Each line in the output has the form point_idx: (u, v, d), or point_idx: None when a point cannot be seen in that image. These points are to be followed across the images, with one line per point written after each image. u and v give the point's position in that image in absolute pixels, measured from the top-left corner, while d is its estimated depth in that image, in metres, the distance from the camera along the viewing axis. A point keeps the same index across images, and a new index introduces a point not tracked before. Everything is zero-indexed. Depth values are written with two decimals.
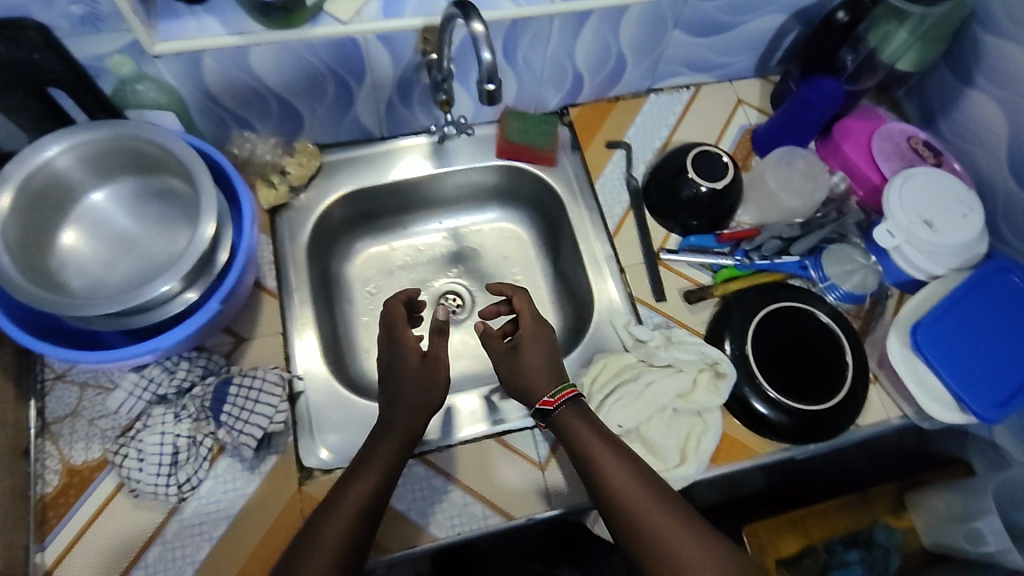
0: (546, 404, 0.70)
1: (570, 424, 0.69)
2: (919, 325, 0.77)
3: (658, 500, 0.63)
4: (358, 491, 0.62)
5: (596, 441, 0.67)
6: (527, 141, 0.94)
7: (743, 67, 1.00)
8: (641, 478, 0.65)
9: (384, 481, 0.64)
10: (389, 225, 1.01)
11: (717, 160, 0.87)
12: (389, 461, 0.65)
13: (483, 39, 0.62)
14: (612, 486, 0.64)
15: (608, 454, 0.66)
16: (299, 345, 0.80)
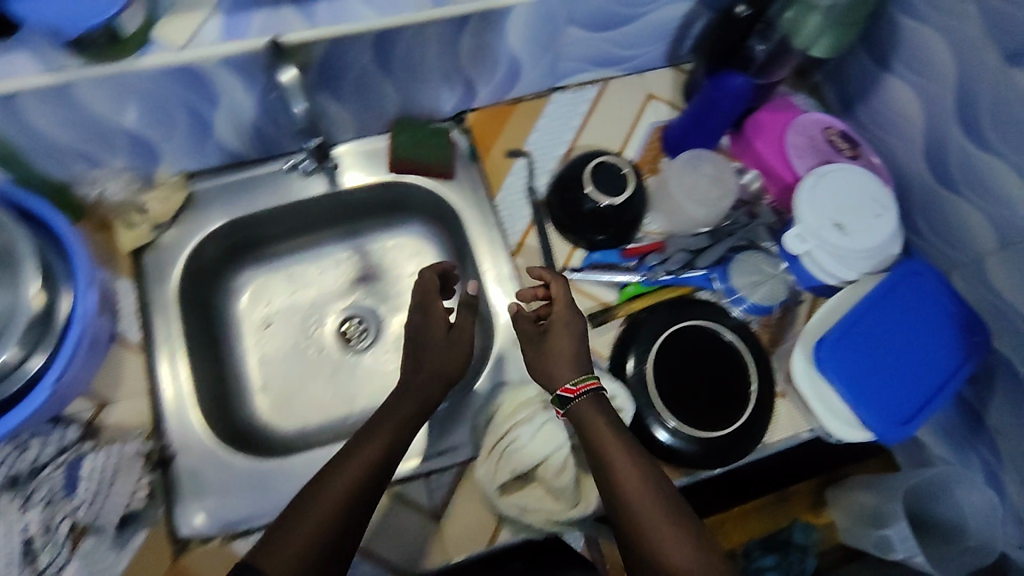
0: (565, 393, 0.68)
1: (585, 412, 0.66)
2: (822, 342, 0.75)
3: (658, 490, 0.62)
4: (354, 473, 0.62)
5: (603, 424, 0.65)
6: (416, 155, 0.86)
7: (652, 58, 0.93)
8: (639, 464, 0.63)
9: (377, 473, 0.62)
10: (281, 250, 0.92)
11: (616, 169, 0.81)
12: (383, 454, 0.64)
13: (294, 93, 0.64)
14: (611, 469, 0.63)
15: (607, 434, 0.65)
16: (171, 403, 0.74)
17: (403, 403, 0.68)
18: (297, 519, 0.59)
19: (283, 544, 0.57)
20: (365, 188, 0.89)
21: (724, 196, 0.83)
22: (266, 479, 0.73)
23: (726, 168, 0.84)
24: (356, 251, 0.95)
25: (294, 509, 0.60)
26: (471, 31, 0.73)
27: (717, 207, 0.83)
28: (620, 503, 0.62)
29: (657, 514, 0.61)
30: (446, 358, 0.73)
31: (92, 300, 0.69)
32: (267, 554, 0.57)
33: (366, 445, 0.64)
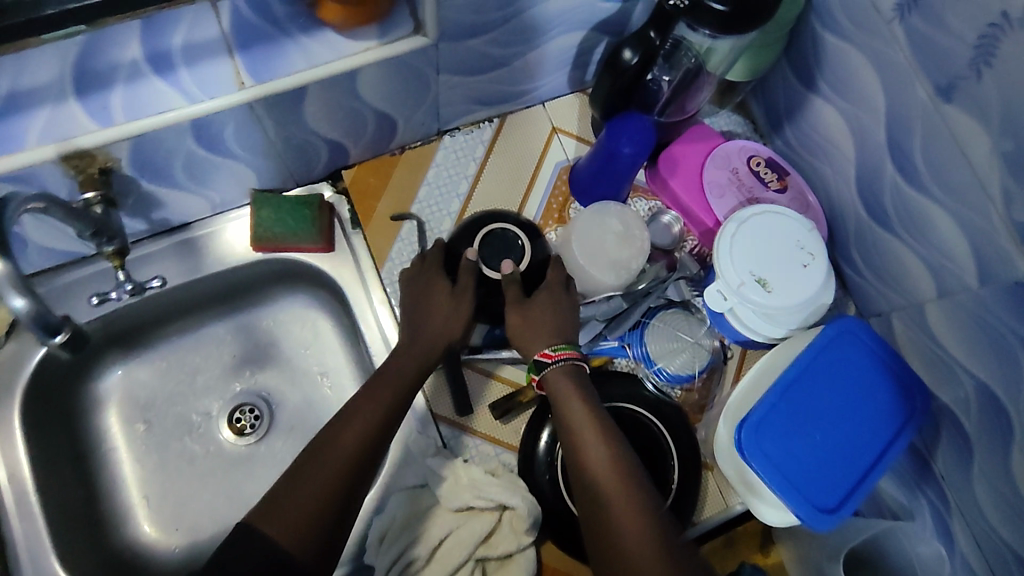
0: (543, 358, 0.65)
1: (560, 384, 0.64)
2: (745, 423, 0.66)
3: (621, 468, 0.56)
4: (359, 430, 0.60)
5: (575, 401, 0.62)
6: (282, 233, 0.75)
7: (553, 87, 0.82)
8: (608, 441, 0.58)
9: (381, 428, 0.61)
10: (155, 339, 0.82)
11: (508, 237, 0.71)
12: (387, 409, 0.62)
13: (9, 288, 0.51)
14: (579, 444, 0.59)
15: (576, 411, 0.61)
16: (23, 545, 0.68)
17: (406, 358, 0.67)
18: (306, 475, 0.56)
19: (290, 501, 0.54)
20: (235, 267, 0.79)
21: (632, 256, 0.72)
22: None
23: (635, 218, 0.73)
24: (240, 329, 0.85)
25: (301, 464, 0.57)
26: (312, 100, 0.62)
27: (627, 269, 0.72)
28: (582, 484, 0.56)
29: (616, 495, 0.54)
30: (444, 319, 0.69)
31: None
32: (276, 510, 0.54)
33: (370, 401, 0.63)
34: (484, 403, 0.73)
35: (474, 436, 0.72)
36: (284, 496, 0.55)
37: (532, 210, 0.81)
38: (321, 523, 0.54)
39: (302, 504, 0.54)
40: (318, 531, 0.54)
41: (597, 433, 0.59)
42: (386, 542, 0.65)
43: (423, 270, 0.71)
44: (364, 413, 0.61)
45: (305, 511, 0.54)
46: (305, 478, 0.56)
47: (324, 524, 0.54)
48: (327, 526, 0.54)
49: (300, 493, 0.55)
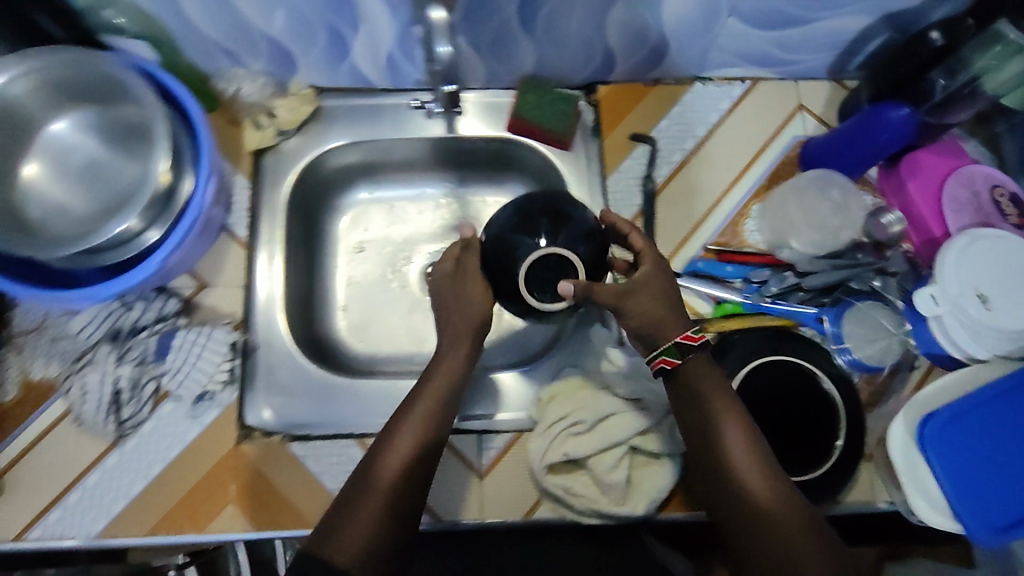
0: (689, 340, 0.63)
1: (698, 378, 0.63)
2: (931, 419, 0.69)
3: (765, 462, 0.61)
4: (399, 453, 0.62)
5: (713, 381, 0.63)
6: (538, 119, 0.83)
7: (815, 66, 0.85)
8: (750, 437, 0.62)
9: (431, 432, 0.65)
10: (389, 180, 0.93)
11: (539, 247, 0.69)
12: (431, 418, 0.65)
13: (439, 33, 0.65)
14: (722, 437, 0.62)
15: (716, 401, 0.62)
16: (262, 300, 0.78)
17: (439, 365, 0.68)
18: (365, 500, 0.60)
19: (355, 526, 0.58)
20: (483, 140, 0.87)
21: (841, 227, 0.79)
22: (330, 388, 0.78)
23: (855, 198, 0.80)
24: (458, 199, 0.95)
25: (358, 485, 0.61)
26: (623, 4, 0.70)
27: (833, 235, 0.79)
28: (725, 473, 0.61)
29: (767, 491, 0.60)
30: (474, 305, 0.71)
31: (211, 188, 0.72)
32: (327, 543, 0.58)
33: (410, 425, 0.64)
34: None
35: None
36: (345, 529, 0.58)
37: (758, 171, 0.84)
38: (397, 520, 0.60)
39: (360, 538, 0.58)
40: (375, 553, 0.58)
41: (739, 428, 0.62)
42: (556, 402, 0.74)
43: (441, 281, 0.73)
44: (413, 422, 0.64)
45: (365, 539, 0.58)
46: (362, 506, 0.59)
47: (393, 527, 0.59)
48: (396, 523, 0.60)
49: (366, 508, 0.59)
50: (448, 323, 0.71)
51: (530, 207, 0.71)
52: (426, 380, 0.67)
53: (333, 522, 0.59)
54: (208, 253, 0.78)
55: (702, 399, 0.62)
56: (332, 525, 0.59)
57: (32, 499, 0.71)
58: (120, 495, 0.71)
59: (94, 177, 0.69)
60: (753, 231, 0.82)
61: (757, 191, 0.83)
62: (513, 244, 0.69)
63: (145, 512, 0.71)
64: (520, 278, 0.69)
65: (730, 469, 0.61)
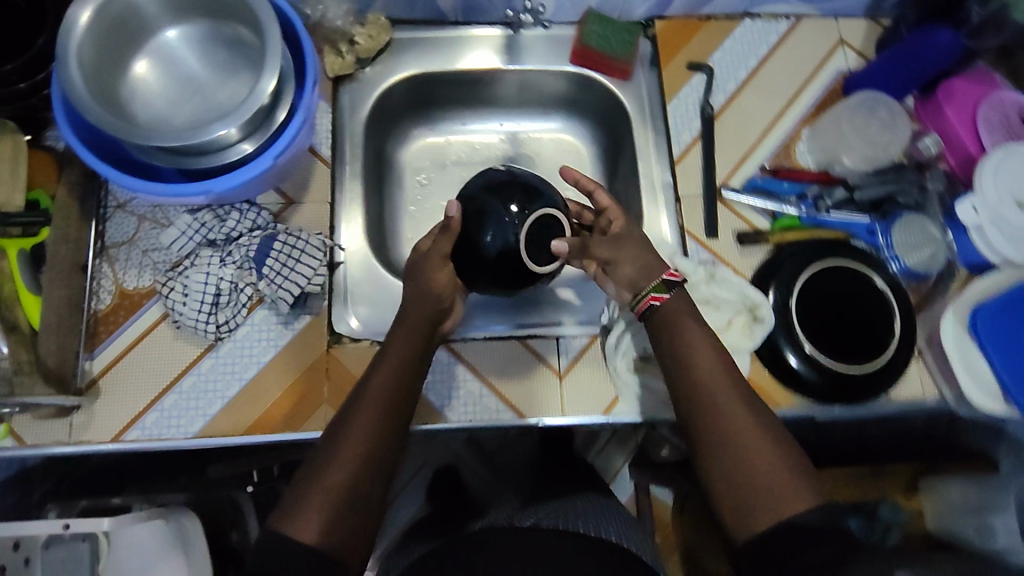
0: (672, 277, 0.66)
1: (679, 319, 0.64)
2: (980, 309, 0.76)
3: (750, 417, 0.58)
4: (365, 418, 0.59)
5: (698, 332, 0.63)
6: (604, 47, 0.88)
7: (856, 4, 0.91)
8: (738, 395, 0.60)
9: (390, 405, 0.61)
10: (449, 115, 0.97)
11: (508, 215, 0.69)
12: (394, 381, 0.62)
13: None
14: (707, 394, 0.60)
15: (701, 361, 0.61)
16: (344, 217, 0.81)
17: (400, 330, 0.67)
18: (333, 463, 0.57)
19: (317, 497, 0.55)
20: (547, 72, 0.91)
21: (891, 143, 0.85)
22: None
23: (902, 117, 0.85)
24: (515, 137, 0.99)
25: (322, 454, 0.58)
26: None
27: (884, 150, 0.85)
28: (706, 429, 0.59)
29: (750, 442, 0.57)
30: (434, 279, 0.69)
31: (314, 100, 0.74)
32: (293, 516, 0.54)
33: (375, 388, 0.62)
34: (731, 234, 0.83)
35: (713, 258, 0.83)
36: (309, 497, 0.55)
37: (806, 99, 0.89)
38: (362, 490, 0.56)
39: (326, 504, 0.54)
40: (342, 527, 0.54)
41: (724, 388, 0.60)
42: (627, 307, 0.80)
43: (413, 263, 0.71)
44: (372, 390, 0.62)
45: (331, 511, 0.54)
46: (327, 472, 0.56)
47: (356, 498, 0.56)
48: (360, 492, 0.56)
49: (332, 472, 0.56)
50: (410, 310, 0.68)
51: (499, 181, 0.72)
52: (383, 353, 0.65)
53: (295, 495, 0.56)
54: (294, 170, 0.81)
55: (688, 358, 0.62)
56: (294, 497, 0.56)
57: (130, 400, 0.73)
58: (216, 398, 0.73)
59: (195, 88, 0.73)
60: (804, 152, 0.87)
61: (807, 116, 0.88)
62: (485, 211, 0.70)
63: (240, 412, 0.73)
64: (522, 249, 0.68)
65: (714, 428, 0.58)
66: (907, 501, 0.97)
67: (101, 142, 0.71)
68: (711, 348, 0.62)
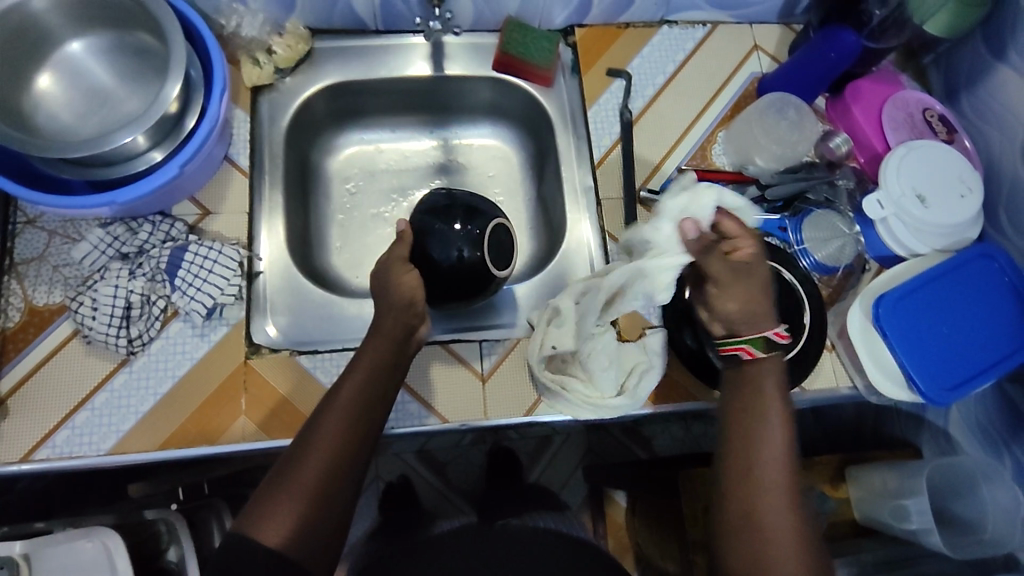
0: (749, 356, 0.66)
1: (754, 376, 0.65)
2: (883, 299, 0.78)
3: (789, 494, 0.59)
4: (334, 427, 0.61)
5: (773, 399, 0.64)
6: (524, 55, 0.89)
7: (767, 9, 0.94)
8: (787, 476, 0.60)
9: (358, 416, 0.62)
10: (376, 124, 0.98)
11: (453, 234, 0.73)
12: (362, 400, 0.63)
13: None
14: (756, 460, 0.61)
15: (767, 433, 0.62)
16: (265, 228, 0.81)
17: (377, 339, 0.68)
18: (298, 467, 0.59)
19: (286, 499, 0.57)
20: (470, 80, 0.93)
21: (800, 142, 0.88)
22: (333, 308, 0.81)
23: (809, 116, 0.89)
24: (445, 143, 1.00)
25: (291, 464, 0.59)
26: None
27: (793, 149, 0.88)
28: (742, 494, 0.60)
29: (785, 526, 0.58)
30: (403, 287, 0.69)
31: (222, 108, 0.74)
32: (259, 518, 0.56)
33: (347, 397, 0.63)
34: None
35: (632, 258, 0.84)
36: (274, 503, 0.57)
37: (721, 102, 0.92)
38: (323, 510, 0.57)
39: (291, 513, 0.56)
40: (304, 535, 0.56)
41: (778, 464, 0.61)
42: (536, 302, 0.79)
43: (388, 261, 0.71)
44: (344, 398, 0.63)
45: (294, 517, 0.56)
46: (295, 482, 0.58)
47: (321, 514, 0.57)
48: (325, 511, 0.58)
49: (297, 484, 0.58)
50: (382, 319, 0.69)
51: (443, 205, 0.75)
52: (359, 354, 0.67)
53: (265, 491, 0.58)
54: (212, 180, 0.81)
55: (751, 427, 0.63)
56: (260, 499, 0.58)
57: (38, 420, 0.71)
58: (129, 413, 0.72)
59: (103, 99, 0.72)
60: (719, 154, 0.90)
61: (722, 119, 0.91)
62: (429, 234, 0.73)
63: (154, 426, 0.72)
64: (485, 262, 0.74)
65: (755, 499, 0.59)
66: (833, 491, 0.99)
67: (1, 156, 0.69)
68: (782, 419, 0.63)
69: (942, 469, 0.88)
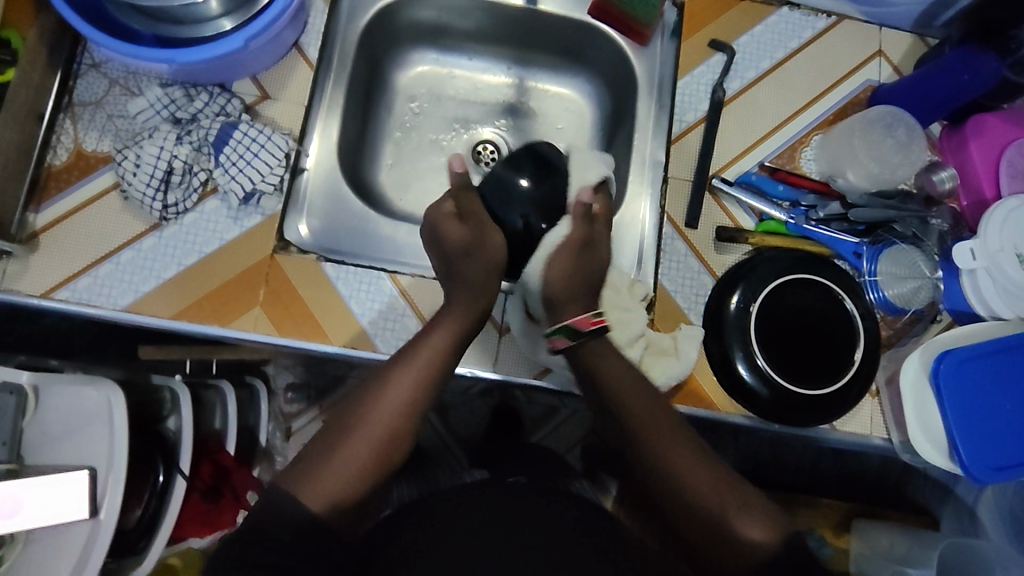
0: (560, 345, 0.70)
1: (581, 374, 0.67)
2: (949, 354, 0.71)
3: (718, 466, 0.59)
4: (390, 399, 0.62)
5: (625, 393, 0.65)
6: (625, 6, 0.82)
7: (904, 12, 0.84)
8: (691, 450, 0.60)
9: (414, 401, 0.62)
10: (455, 48, 0.93)
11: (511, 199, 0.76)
12: (418, 387, 0.63)
13: None
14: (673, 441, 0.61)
15: (647, 415, 0.63)
16: (320, 125, 0.79)
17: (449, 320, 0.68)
18: (349, 435, 0.60)
19: (335, 465, 0.58)
20: (562, 19, 0.86)
21: (902, 165, 0.79)
22: (368, 224, 0.79)
23: (919, 140, 0.79)
24: (520, 84, 0.95)
25: (345, 426, 0.61)
26: None
27: (891, 172, 0.79)
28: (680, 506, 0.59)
29: (722, 487, 0.58)
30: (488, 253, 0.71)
31: None
32: (303, 478, 0.57)
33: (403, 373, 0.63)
34: (711, 225, 0.80)
35: (686, 246, 0.79)
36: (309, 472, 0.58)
37: (826, 104, 0.84)
38: (358, 487, 0.58)
39: (340, 476, 0.58)
40: (351, 497, 0.58)
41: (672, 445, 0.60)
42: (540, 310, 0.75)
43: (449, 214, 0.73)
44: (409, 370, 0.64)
45: (339, 488, 0.57)
46: (338, 455, 0.59)
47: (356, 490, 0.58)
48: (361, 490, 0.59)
49: (338, 464, 0.58)
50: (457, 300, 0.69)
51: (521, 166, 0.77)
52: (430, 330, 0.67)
53: (309, 461, 0.59)
54: (277, 64, 0.78)
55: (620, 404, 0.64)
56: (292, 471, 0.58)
57: (65, 261, 0.71)
58: (150, 277, 0.72)
59: None
60: (809, 159, 0.82)
61: (822, 122, 0.83)
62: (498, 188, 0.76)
63: (171, 297, 0.72)
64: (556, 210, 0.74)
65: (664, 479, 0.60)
66: (834, 538, 0.94)
67: None
68: (672, 435, 0.61)
69: (956, 548, 0.82)
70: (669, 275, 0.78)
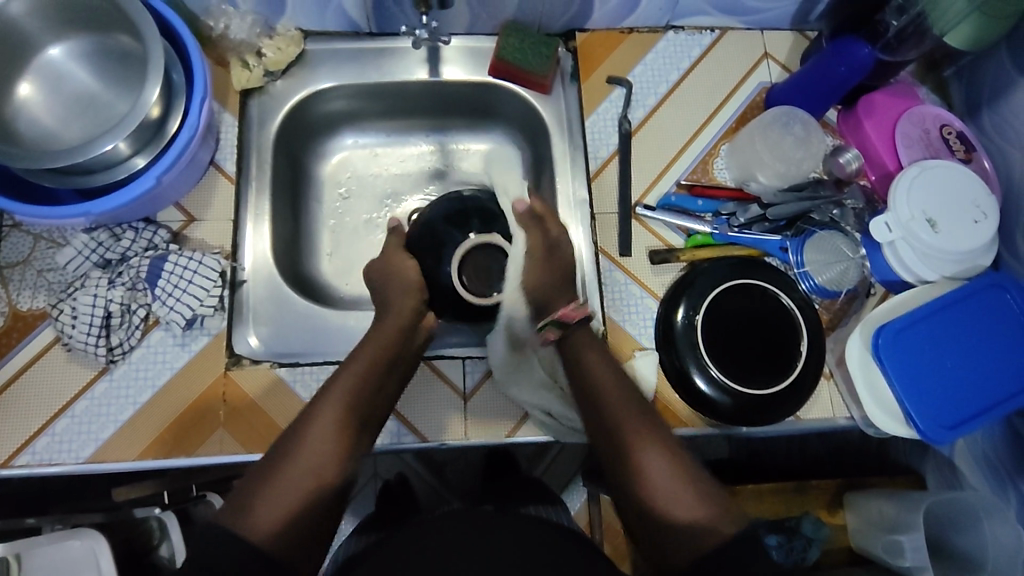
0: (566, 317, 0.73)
1: None
2: (884, 328, 0.75)
3: (675, 456, 0.63)
4: (324, 423, 0.62)
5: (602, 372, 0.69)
6: (520, 61, 0.86)
7: (779, 16, 0.90)
8: (664, 440, 0.64)
9: (351, 413, 0.64)
10: (371, 128, 0.96)
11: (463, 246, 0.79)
12: (354, 403, 0.64)
13: None
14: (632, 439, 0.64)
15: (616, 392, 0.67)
16: (250, 235, 0.80)
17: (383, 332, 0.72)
18: (286, 465, 0.59)
19: (273, 494, 0.57)
20: (465, 84, 0.90)
21: (805, 158, 0.85)
22: (316, 320, 0.80)
23: (816, 132, 0.85)
24: (440, 148, 0.98)
25: (278, 459, 0.60)
26: None
27: (799, 166, 0.85)
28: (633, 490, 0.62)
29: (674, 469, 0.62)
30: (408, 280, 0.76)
31: (203, 115, 0.73)
32: (241, 515, 0.55)
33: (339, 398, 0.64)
34: (643, 249, 0.83)
35: (625, 276, 0.82)
36: (266, 490, 0.57)
37: (727, 112, 0.89)
38: (306, 516, 0.57)
39: (280, 507, 0.56)
40: (288, 533, 0.55)
41: (648, 432, 0.64)
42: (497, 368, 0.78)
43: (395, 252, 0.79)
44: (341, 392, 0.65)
45: (278, 516, 0.56)
46: (279, 486, 0.57)
47: (305, 514, 0.57)
48: (314, 512, 0.57)
49: (288, 482, 0.58)
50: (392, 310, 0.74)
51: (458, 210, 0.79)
52: (365, 347, 0.70)
53: (248, 491, 0.57)
54: (197, 187, 0.80)
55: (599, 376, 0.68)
56: (247, 492, 0.58)
57: (18, 425, 0.71)
58: (108, 422, 0.72)
59: (86, 105, 0.72)
60: (722, 169, 0.87)
61: (726, 132, 0.88)
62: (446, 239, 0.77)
63: (130, 440, 0.71)
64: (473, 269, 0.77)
65: (640, 480, 0.62)
66: (829, 517, 0.95)
67: None
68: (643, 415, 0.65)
69: (943, 503, 0.85)
70: (615, 307, 0.81)
